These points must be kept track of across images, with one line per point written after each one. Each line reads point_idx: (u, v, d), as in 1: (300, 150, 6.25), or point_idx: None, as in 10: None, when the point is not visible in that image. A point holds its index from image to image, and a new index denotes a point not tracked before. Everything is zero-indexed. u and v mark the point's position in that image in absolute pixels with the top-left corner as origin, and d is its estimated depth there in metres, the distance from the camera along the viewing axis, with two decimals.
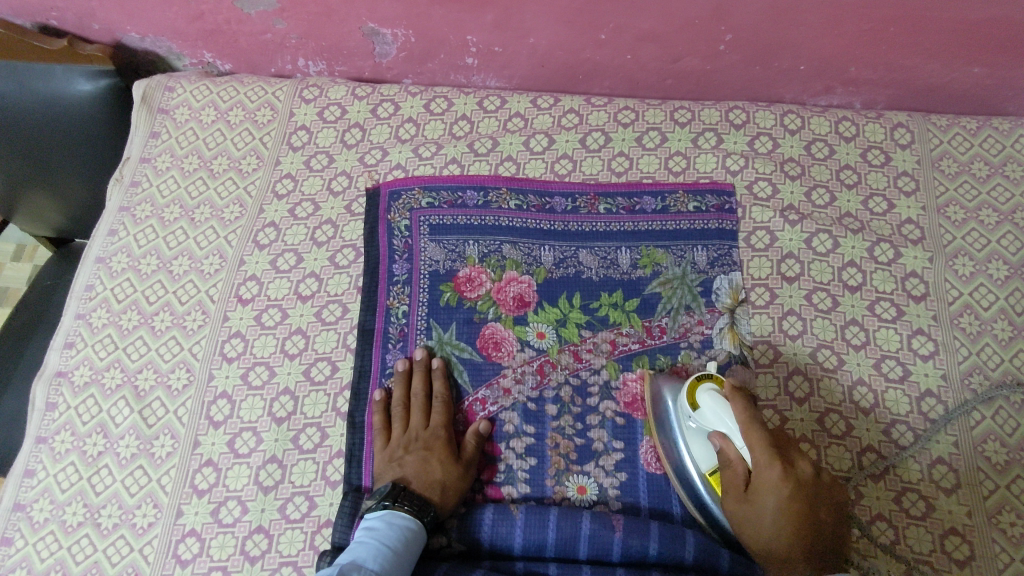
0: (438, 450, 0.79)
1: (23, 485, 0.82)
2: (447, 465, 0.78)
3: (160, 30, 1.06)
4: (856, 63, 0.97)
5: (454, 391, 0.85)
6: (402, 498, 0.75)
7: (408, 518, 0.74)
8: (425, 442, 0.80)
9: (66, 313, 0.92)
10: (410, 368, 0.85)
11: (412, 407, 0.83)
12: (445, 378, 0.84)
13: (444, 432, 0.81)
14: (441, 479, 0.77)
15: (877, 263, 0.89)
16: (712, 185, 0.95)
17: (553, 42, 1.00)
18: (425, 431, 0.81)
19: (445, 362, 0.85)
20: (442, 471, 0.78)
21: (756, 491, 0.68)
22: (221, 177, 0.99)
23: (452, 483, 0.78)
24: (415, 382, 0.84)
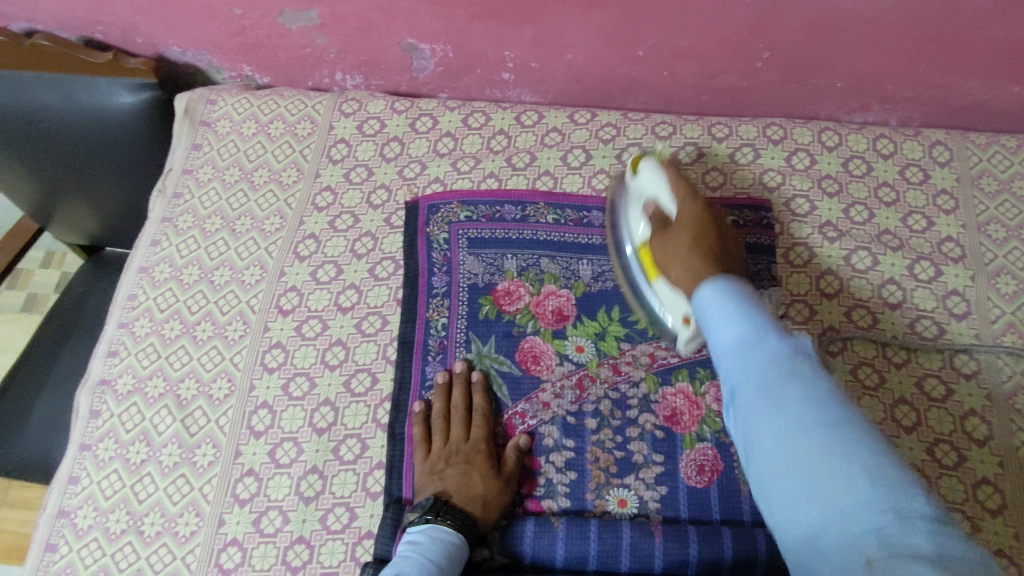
0: (479, 464, 0.80)
1: (66, 492, 0.83)
2: (489, 479, 0.79)
3: (202, 44, 1.07)
4: (892, 81, 0.98)
5: (494, 404, 0.85)
6: (445, 513, 0.75)
7: (452, 533, 0.74)
8: (465, 456, 0.81)
9: (110, 321, 0.93)
10: (450, 380, 0.86)
11: (452, 420, 0.83)
12: (485, 392, 0.85)
13: (485, 446, 0.81)
14: (482, 494, 0.78)
15: (917, 281, 0.89)
16: (750, 202, 0.95)
17: (590, 59, 1.01)
18: (466, 444, 0.82)
19: (485, 375, 0.86)
20: (483, 485, 0.78)
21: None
22: (262, 189, 1.00)
23: (493, 497, 0.78)
24: (455, 395, 0.84)
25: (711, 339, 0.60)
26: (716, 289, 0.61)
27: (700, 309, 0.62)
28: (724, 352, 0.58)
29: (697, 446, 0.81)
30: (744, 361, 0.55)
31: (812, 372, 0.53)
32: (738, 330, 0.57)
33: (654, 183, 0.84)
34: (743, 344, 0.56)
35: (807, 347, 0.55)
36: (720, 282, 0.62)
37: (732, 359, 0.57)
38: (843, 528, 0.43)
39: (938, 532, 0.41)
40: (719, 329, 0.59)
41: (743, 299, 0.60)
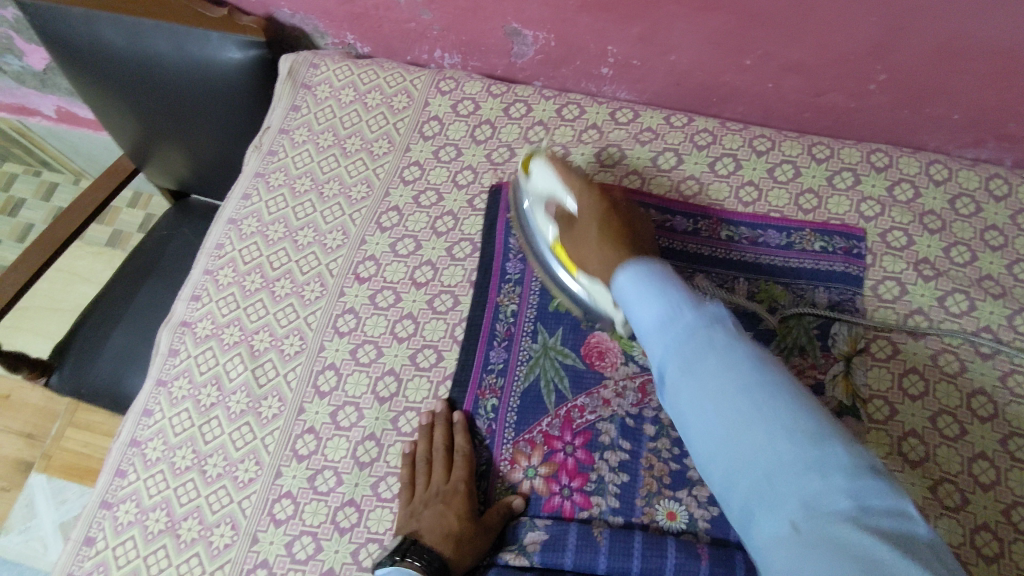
0: (456, 503, 0.78)
1: (140, 423, 0.88)
2: (464, 520, 0.77)
3: (311, 8, 1.10)
4: (1016, 119, 0.92)
5: (477, 445, 0.84)
6: (412, 553, 0.72)
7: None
8: (443, 497, 0.78)
9: (197, 266, 0.97)
10: (434, 421, 0.84)
11: (434, 462, 0.81)
12: (467, 432, 0.83)
13: (464, 488, 0.80)
14: (458, 535, 0.75)
15: (1016, 333, 0.84)
16: (843, 228, 0.91)
17: (694, 61, 0.98)
18: (444, 485, 0.79)
19: (466, 418, 0.84)
20: (459, 526, 0.76)
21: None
22: (352, 156, 1.02)
23: (469, 541, 0.76)
24: (437, 435, 0.82)
25: (637, 325, 0.66)
26: (629, 275, 0.68)
27: (619, 296, 0.68)
28: (650, 334, 0.64)
29: None
30: (663, 340, 0.62)
31: (725, 337, 0.60)
32: (659, 312, 0.63)
33: (546, 179, 0.87)
34: (663, 327, 0.63)
35: (723, 318, 0.62)
36: (636, 266, 0.68)
37: (655, 340, 0.63)
38: (784, 483, 0.51)
39: (889, 506, 0.48)
40: (640, 311, 0.65)
41: (655, 278, 0.66)
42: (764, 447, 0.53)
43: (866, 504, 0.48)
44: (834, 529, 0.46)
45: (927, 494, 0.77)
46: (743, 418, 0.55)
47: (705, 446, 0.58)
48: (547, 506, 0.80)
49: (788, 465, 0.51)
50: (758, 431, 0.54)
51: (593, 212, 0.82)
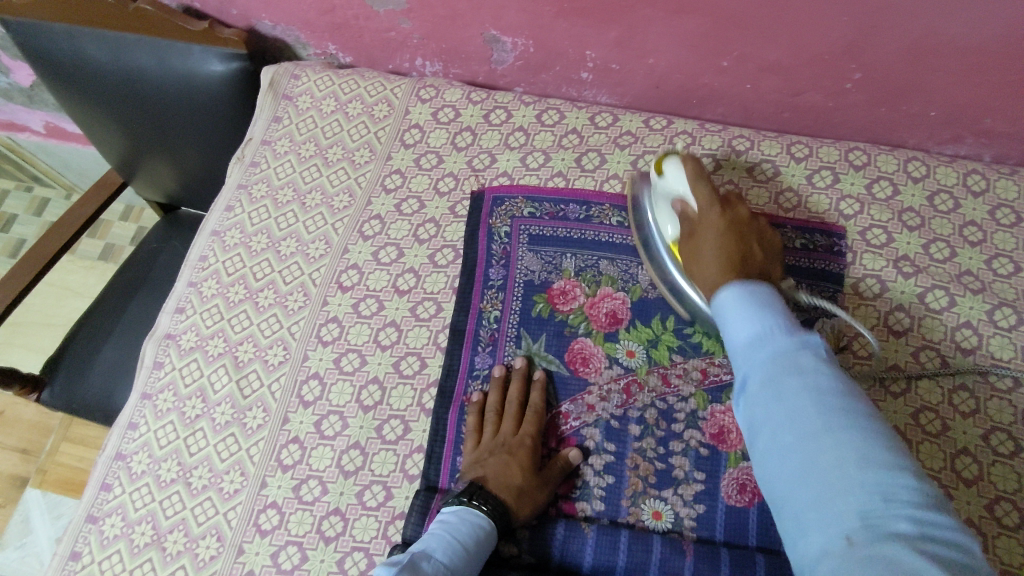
0: (521, 457, 0.80)
1: (126, 436, 0.88)
2: (528, 474, 0.79)
3: (292, 19, 1.10)
4: (993, 114, 0.92)
5: (549, 404, 0.86)
6: (479, 497, 0.76)
7: (482, 517, 0.74)
8: (509, 448, 0.81)
9: (181, 279, 0.98)
10: (507, 375, 0.87)
11: (505, 414, 0.84)
12: (544, 390, 0.85)
13: (531, 442, 0.82)
14: (518, 485, 0.78)
15: (996, 328, 0.85)
16: (822, 226, 0.92)
17: (672, 64, 0.99)
18: (513, 437, 0.82)
19: (546, 375, 0.86)
20: (521, 477, 0.78)
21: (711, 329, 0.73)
22: (334, 166, 1.02)
23: (528, 491, 0.78)
24: (511, 389, 0.85)
25: (729, 336, 0.66)
26: (735, 289, 0.68)
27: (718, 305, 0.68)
28: (737, 347, 0.64)
29: (741, 465, 0.80)
30: (753, 353, 0.61)
31: (813, 363, 0.57)
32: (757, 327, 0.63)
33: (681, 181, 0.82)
34: (758, 341, 0.62)
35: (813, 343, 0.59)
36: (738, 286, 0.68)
37: (744, 356, 0.62)
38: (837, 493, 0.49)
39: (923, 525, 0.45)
40: (733, 325, 0.65)
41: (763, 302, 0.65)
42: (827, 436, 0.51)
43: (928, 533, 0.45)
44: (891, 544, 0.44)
45: None
46: (822, 433, 0.52)
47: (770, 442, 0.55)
48: None
49: (855, 485, 0.48)
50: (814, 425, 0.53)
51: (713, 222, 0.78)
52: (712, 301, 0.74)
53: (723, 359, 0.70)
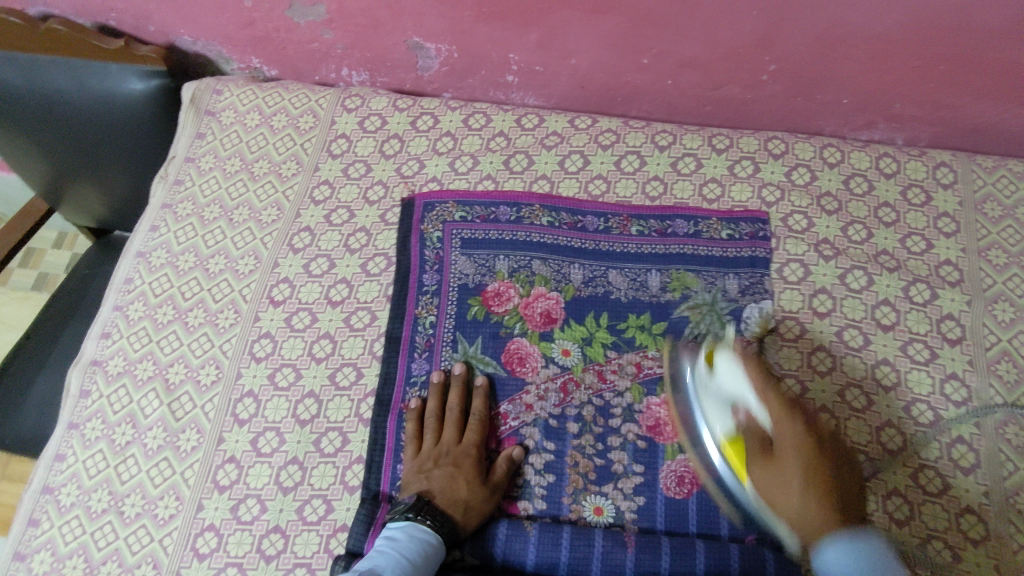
0: (466, 468, 0.80)
1: (52, 468, 0.85)
2: (474, 485, 0.79)
3: (212, 34, 1.09)
4: (901, 99, 0.96)
5: (491, 409, 0.85)
6: (424, 512, 0.76)
7: (428, 533, 0.74)
8: (454, 459, 0.81)
9: (106, 303, 0.95)
10: (447, 381, 0.86)
11: (446, 422, 0.84)
12: (486, 397, 0.85)
13: (475, 451, 0.81)
14: (465, 499, 0.78)
15: (912, 304, 0.88)
16: (746, 214, 0.94)
17: (594, 64, 1.01)
18: (456, 447, 0.82)
19: (488, 381, 0.86)
20: (467, 490, 0.78)
21: (781, 459, 0.69)
22: (261, 180, 1.01)
23: (475, 504, 0.78)
24: (452, 398, 0.85)
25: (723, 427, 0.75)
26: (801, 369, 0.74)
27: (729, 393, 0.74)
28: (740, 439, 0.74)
29: (678, 457, 0.81)
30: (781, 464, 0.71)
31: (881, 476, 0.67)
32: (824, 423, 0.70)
33: (729, 374, 0.75)
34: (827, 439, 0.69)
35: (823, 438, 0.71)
36: (733, 358, 0.76)
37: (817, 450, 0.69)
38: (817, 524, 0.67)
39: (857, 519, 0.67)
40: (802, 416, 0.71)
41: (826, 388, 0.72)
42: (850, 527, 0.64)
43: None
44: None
45: None
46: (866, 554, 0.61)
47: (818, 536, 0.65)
48: None
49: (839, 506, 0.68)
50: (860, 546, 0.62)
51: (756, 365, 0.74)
52: (777, 414, 0.71)
53: (791, 503, 0.67)
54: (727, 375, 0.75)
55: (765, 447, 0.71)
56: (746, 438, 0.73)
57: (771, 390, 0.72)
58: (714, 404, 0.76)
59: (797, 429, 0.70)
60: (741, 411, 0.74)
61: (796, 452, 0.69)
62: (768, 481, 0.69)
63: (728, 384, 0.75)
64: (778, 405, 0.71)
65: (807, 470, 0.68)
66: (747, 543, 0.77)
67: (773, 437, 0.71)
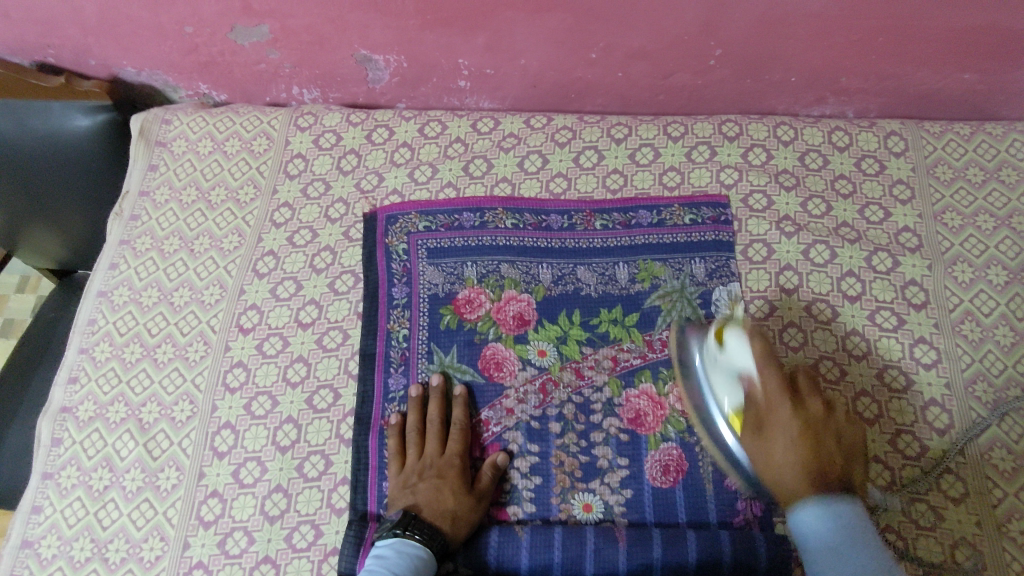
0: (451, 478, 0.79)
1: (30, 521, 0.83)
2: (460, 495, 0.79)
3: (156, 63, 1.07)
4: (846, 73, 0.98)
5: (473, 417, 0.85)
6: (413, 527, 0.75)
7: (418, 547, 0.74)
8: (438, 470, 0.80)
9: (71, 347, 0.93)
10: (425, 394, 0.86)
11: (428, 434, 0.83)
12: (466, 406, 0.85)
13: (459, 461, 0.81)
14: (452, 509, 0.78)
15: (875, 273, 0.90)
16: (707, 198, 0.95)
17: (543, 62, 1.01)
18: (440, 458, 0.82)
19: (467, 390, 0.86)
20: (454, 501, 0.78)
21: (771, 427, 0.71)
22: (219, 208, 0.99)
23: (462, 513, 0.78)
24: (433, 410, 0.85)
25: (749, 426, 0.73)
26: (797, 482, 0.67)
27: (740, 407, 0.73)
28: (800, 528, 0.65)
29: (661, 446, 0.82)
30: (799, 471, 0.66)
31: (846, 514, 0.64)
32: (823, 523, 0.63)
33: (739, 342, 0.74)
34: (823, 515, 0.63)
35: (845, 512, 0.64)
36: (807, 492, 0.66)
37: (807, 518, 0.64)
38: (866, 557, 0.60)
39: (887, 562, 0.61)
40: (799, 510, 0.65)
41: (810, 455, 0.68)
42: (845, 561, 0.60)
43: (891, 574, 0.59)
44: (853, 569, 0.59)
45: None
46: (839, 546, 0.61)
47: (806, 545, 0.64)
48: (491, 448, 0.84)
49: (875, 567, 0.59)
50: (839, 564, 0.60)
51: (790, 419, 0.70)
52: (773, 395, 0.72)
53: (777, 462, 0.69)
54: (740, 356, 0.74)
55: (757, 415, 0.72)
56: (746, 409, 0.73)
57: (772, 365, 0.72)
58: (724, 379, 0.76)
59: (789, 412, 0.70)
60: (744, 386, 0.74)
61: (789, 415, 0.70)
62: (761, 452, 0.71)
63: (738, 361, 0.74)
64: (777, 385, 0.71)
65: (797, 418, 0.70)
66: (736, 526, 0.78)
67: (766, 407, 0.72)
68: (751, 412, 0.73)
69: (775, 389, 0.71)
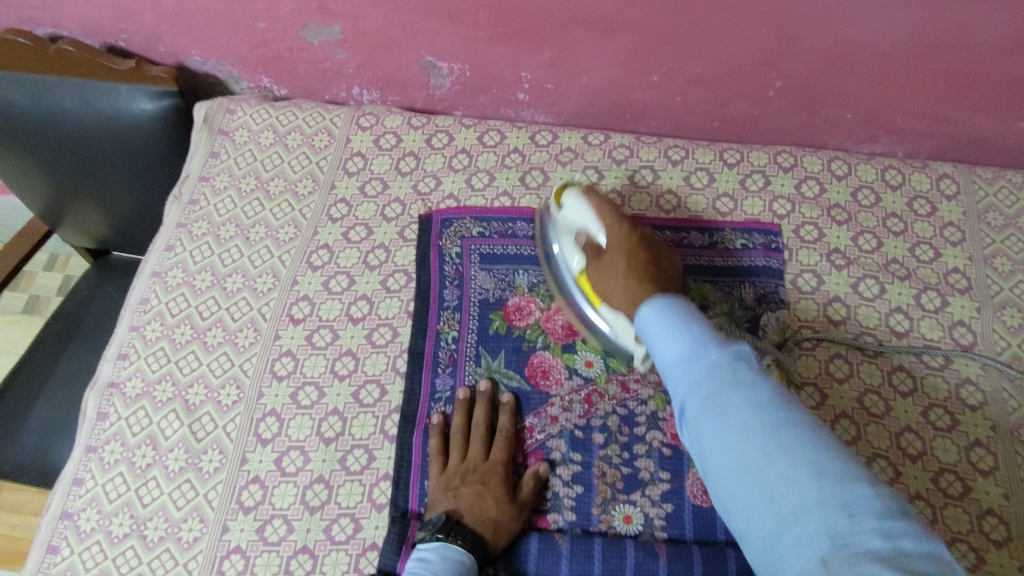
0: (494, 484, 0.79)
1: (70, 494, 0.83)
2: (503, 502, 0.78)
3: (224, 54, 1.09)
4: (902, 113, 1.00)
5: (517, 425, 0.85)
6: (457, 532, 0.74)
7: (462, 552, 0.73)
8: (482, 475, 0.80)
9: (122, 324, 0.94)
10: (472, 398, 0.86)
11: (473, 438, 0.83)
12: (512, 413, 0.85)
13: (503, 467, 0.81)
14: (494, 516, 0.77)
15: (924, 311, 0.90)
16: (759, 225, 0.97)
17: (605, 82, 1.03)
18: (484, 463, 0.81)
19: (513, 399, 0.86)
20: (496, 508, 0.78)
21: None
22: (277, 199, 1.01)
23: (504, 521, 0.77)
24: (479, 413, 0.84)
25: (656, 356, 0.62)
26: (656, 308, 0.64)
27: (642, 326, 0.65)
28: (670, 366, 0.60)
29: None
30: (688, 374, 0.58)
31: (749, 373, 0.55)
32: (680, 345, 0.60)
33: (580, 214, 0.83)
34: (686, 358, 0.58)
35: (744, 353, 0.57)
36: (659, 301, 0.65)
37: (679, 374, 0.59)
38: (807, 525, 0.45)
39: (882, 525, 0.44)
40: (661, 343, 0.62)
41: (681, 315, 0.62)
42: (802, 490, 0.47)
43: (901, 546, 0.43)
44: (867, 562, 0.41)
45: None
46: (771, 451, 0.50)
47: (723, 464, 0.52)
48: (535, 453, 0.84)
49: (811, 495, 0.46)
50: (771, 456, 0.50)
51: None
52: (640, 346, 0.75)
53: None
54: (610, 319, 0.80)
55: None
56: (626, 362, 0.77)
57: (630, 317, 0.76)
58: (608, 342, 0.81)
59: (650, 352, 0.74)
60: (622, 345, 0.78)
61: None
62: None
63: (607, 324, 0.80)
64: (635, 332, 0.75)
65: None
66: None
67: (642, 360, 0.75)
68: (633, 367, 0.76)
69: None
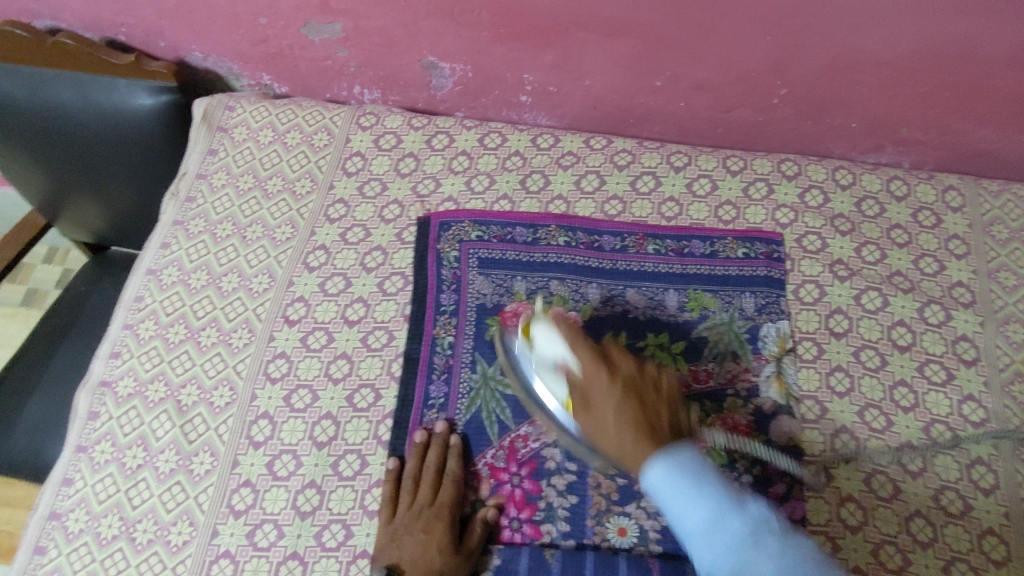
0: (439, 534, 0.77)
1: (59, 493, 0.82)
2: (448, 553, 0.76)
3: (224, 51, 1.08)
4: (907, 123, 0.98)
5: (468, 468, 0.83)
6: None
7: None
8: (427, 524, 0.78)
9: (115, 322, 0.93)
10: (427, 440, 0.83)
11: (422, 484, 0.80)
12: (461, 457, 0.82)
13: (450, 515, 0.79)
14: (437, 569, 0.75)
15: (927, 325, 0.89)
16: (762, 234, 0.95)
17: (608, 86, 1.01)
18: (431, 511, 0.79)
19: (463, 441, 0.83)
20: (440, 560, 0.75)
21: (595, 404, 0.69)
22: (275, 198, 1.00)
23: (449, 574, 0.75)
24: (432, 456, 0.81)
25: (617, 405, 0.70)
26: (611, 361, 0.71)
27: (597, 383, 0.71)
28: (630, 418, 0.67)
29: None
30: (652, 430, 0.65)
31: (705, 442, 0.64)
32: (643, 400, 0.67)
33: (551, 344, 0.75)
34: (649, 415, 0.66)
35: None
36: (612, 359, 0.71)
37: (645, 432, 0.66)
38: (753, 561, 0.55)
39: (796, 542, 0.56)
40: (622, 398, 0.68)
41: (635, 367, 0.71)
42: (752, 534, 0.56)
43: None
44: None
45: (863, 488, 0.80)
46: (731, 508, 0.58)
47: (689, 518, 0.59)
48: (530, 462, 0.82)
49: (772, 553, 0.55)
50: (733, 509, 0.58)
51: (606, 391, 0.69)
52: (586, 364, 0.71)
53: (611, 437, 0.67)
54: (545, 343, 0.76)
55: (584, 399, 0.71)
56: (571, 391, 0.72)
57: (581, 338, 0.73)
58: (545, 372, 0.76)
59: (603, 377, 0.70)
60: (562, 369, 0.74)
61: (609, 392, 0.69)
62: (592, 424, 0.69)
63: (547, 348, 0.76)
64: (586, 352, 0.72)
65: (622, 400, 0.68)
66: None
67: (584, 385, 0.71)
68: (579, 396, 0.71)
69: (602, 387, 0.70)
